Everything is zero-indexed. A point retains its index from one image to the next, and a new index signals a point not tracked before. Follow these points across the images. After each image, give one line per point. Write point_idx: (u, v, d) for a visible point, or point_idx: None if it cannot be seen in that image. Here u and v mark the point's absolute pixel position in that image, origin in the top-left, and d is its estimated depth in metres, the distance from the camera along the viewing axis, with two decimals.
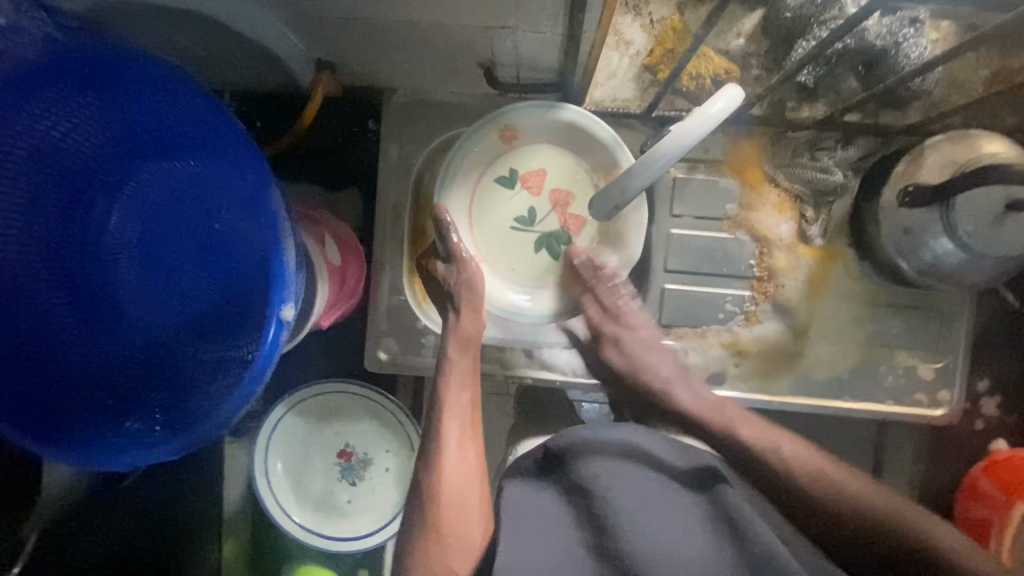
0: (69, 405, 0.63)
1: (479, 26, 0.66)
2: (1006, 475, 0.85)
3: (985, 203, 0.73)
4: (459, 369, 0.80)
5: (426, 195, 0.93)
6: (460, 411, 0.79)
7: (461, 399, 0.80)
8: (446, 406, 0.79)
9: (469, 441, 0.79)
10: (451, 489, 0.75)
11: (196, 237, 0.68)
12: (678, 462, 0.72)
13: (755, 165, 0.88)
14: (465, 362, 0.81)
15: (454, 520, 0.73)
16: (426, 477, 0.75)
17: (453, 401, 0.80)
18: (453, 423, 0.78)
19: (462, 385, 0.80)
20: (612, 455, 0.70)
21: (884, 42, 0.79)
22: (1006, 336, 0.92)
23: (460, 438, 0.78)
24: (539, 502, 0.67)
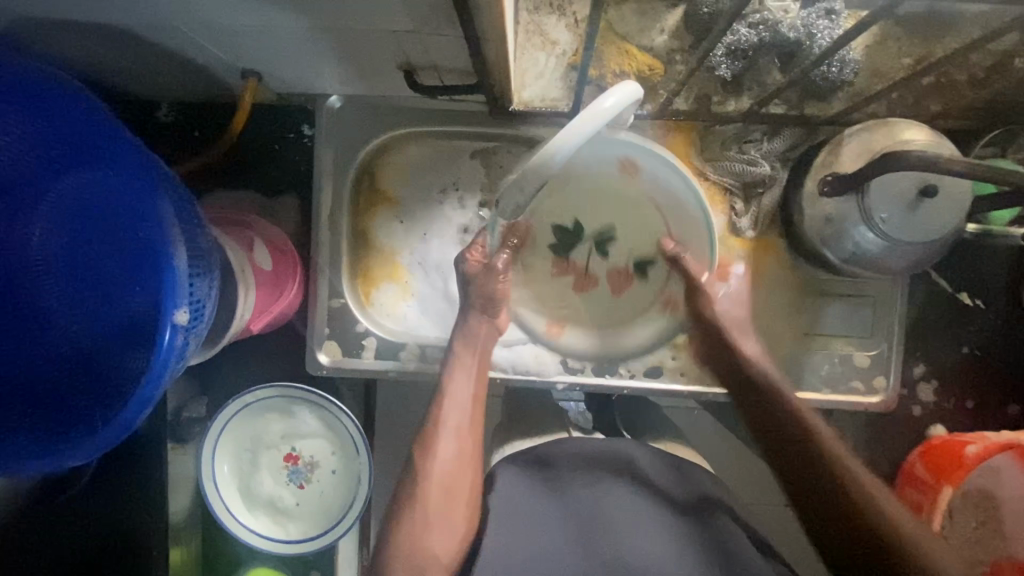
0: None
1: (382, 31, 0.66)
2: (937, 459, 0.85)
3: (899, 189, 0.73)
4: (465, 368, 0.80)
5: (364, 198, 0.93)
6: (459, 404, 0.77)
7: (461, 392, 0.78)
8: (448, 395, 0.77)
9: (469, 459, 0.74)
10: (442, 481, 0.71)
11: (107, 248, 0.66)
12: (671, 480, 0.77)
13: (684, 159, 0.91)
14: (471, 357, 0.81)
15: (441, 530, 0.68)
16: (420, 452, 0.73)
17: (456, 388, 0.78)
18: (453, 411, 0.76)
19: (465, 380, 0.79)
20: (606, 467, 0.76)
21: (797, 34, 0.79)
22: (941, 321, 0.92)
23: (458, 430, 0.75)
24: (522, 504, 0.72)
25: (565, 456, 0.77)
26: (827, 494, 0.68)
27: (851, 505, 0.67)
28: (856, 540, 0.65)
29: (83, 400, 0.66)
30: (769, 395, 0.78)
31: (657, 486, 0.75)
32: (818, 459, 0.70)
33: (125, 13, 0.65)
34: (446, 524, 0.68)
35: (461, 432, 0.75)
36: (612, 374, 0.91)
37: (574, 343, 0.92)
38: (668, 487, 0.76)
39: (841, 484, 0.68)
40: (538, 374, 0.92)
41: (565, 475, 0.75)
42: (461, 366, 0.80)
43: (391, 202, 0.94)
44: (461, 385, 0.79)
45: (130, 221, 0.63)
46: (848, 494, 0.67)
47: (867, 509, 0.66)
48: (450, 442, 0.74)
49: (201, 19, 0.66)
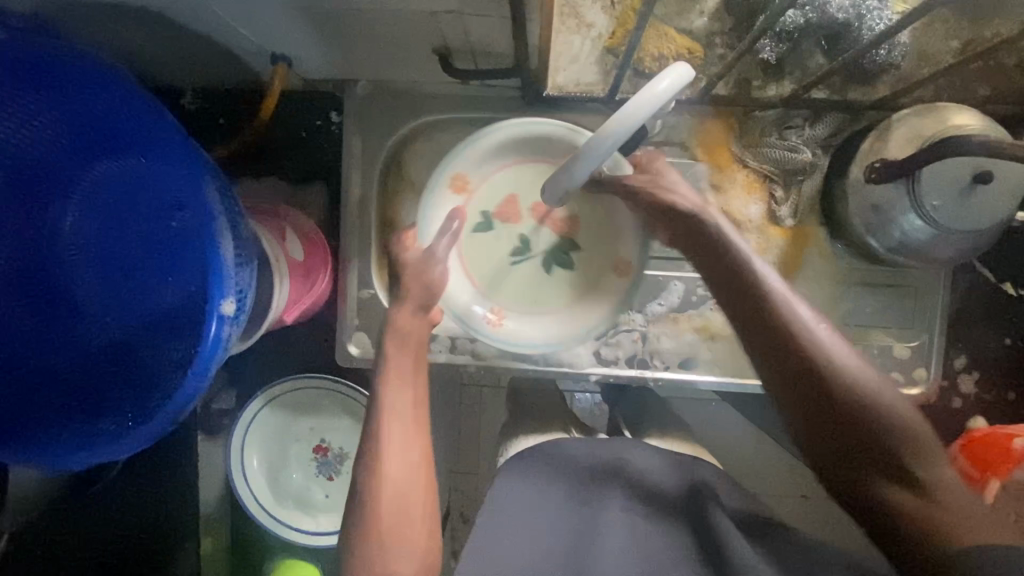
0: (34, 406, 0.63)
1: (423, 13, 0.65)
2: (982, 452, 0.83)
3: (952, 176, 0.71)
4: (404, 393, 0.68)
5: (393, 186, 0.91)
6: (397, 454, 0.65)
7: (399, 435, 0.66)
8: (389, 405, 0.67)
9: (422, 461, 0.66)
10: (393, 495, 0.63)
11: (148, 235, 0.66)
12: (666, 473, 0.73)
13: (723, 145, 0.88)
14: (407, 361, 0.70)
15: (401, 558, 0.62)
16: (366, 477, 0.64)
17: (396, 396, 0.67)
18: (396, 422, 0.66)
19: (403, 399, 0.67)
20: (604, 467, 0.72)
21: (846, 15, 0.76)
22: (982, 311, 0.90)
23: (393, 482, 0.64)
24: (529, 500, 0.70)
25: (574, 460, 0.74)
26: (813, 391, 0.60)
27: (832, 400, 0.60)
28: (855, 448, 0.60)
29: (122, 392, 0.65)
30: (773, 323, 0.61)
31: (647, 481, 0.71)
32: (806, 361, 0.60)
33: None
34: (408, 545, 0.62)
35: (416, 443, 0.66)
36: (646, 367, 0.89)
37: (607, 335, 0.90)
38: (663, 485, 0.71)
39: (831, 381, 0.60)
40: (571, 366, 0.91)
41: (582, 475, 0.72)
42: (392, 366, 0.69)
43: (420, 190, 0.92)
44: (403, 424, 0.67)
45: (173, 207, 0.62)
46: (836, 385, 0.60)
47: (853, 412, 0.59)
48: (393, 497, 0.63)
49: (239, 1, 0.64)
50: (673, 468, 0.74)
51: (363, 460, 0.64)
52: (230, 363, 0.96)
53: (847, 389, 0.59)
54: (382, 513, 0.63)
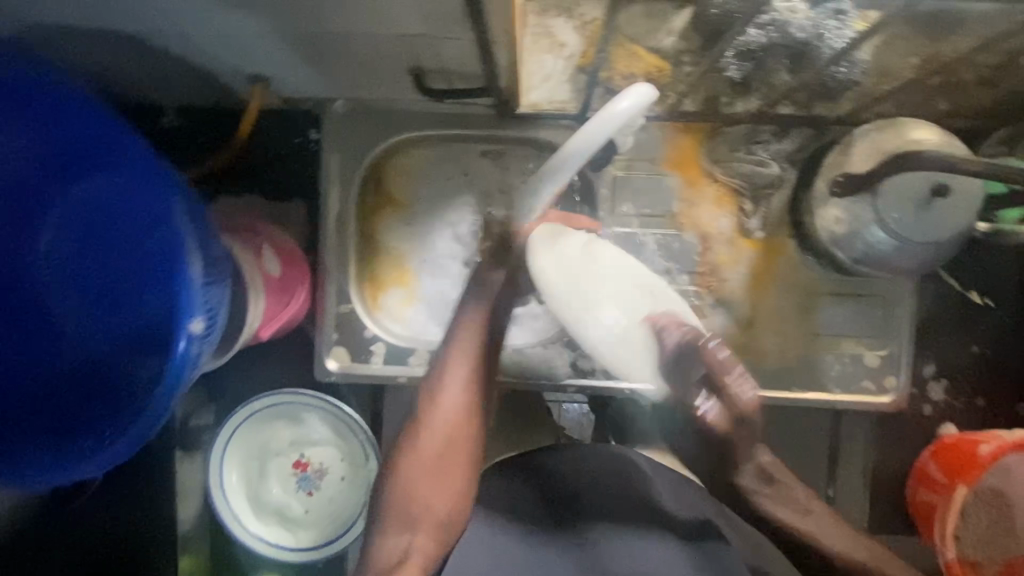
0: (6, 426, 0.64)
1: (394, 34, 0.66)
2: (952, 459, 0.84)
3: (912, 189, 0.73)
4: (461, 392, 0.77)
5: (372, 202, 0.93)
6: (445, 426, 0.76)
7: (452, 416, 0.76)
8: (452, 365, 0.77)
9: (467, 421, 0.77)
10: (442, 434, 0.76)
11: (121, 255, 0.66)
12: (673, 497, 0.79)
13: (694, 161, 0.89)
14: (471, 339, 0.76)
15: (431, 491, 0.74)
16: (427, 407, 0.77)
17: (460, 361, 0.77)
18: (459, 372, 0.77)
19: (462, 394, 0.77)
20: (614, 479, 0.79)
21: (806, 35, 0.79)
22: (950, 320, 0.92)
23: (441, 450, 0.75)
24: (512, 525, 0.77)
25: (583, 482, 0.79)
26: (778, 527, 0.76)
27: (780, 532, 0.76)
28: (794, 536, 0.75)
29: (95, 411, 0.65)
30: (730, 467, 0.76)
31: (665, 507, 0.77)
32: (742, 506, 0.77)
33: (135, 17, 0.65)
34: (440, 482, 0.75)
35: (469, 396, 0.77)
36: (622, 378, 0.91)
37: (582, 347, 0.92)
38: (675, 510, 0.77)
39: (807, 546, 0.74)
40: (549, 378, 0.92)
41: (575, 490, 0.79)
42: (458, 341, 0.77)
43: (398, 206, 0.93)
44: (462, 414, 0.77)
45: (143, 227, 0.63)
46: (783, 528, 0.75)
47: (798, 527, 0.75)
48: (438, 459, 0.75)
49: (214, 24, 0.66)
50: (680, 493, 0.79)
51: (426, 390, 0.77)
52: (209, 379, 0.96)
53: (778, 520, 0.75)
54: (427, 460, 0.75)
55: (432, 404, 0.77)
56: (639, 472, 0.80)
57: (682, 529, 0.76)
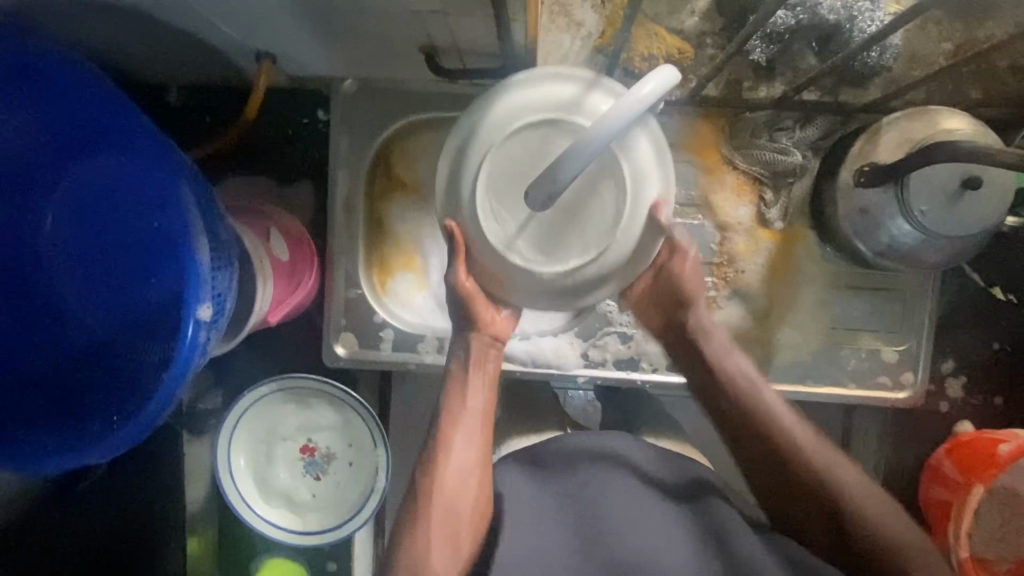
0: (16, 411, 0.63)
1: (407, 12, 0.64)
2: (967, 457, 0.83)
3: (940, 182, 0.71)
4: (463, 455, 0.71)
5: (381, 183, 0.91)
6: (447, 506, 0.68)
7: (462, 489, 0.69)
8: (461, 425, 0.72)
9: (483, 461, 0.72)
10: (446, 493, 0.69)
11: (123, 236, 0.63)
12: (663, 465, 0.74)
13: (712, 147, 0.86)
14: (480, 390, 0.74)
15: (443, 550, 0.66)
16: (426, 475, 0.70)
17: (467, 416, 0.73)
18: (463, 435, 0.72)
19: (461, 459, 0.70)
20: (603, 458, 0.73)
21: (837, 17, 0.78)
22: (971, 315, 0.90)
23: (445, 531, 0.67)
24: (529, 494, 0.71)
25: (562, 449, 0.74)
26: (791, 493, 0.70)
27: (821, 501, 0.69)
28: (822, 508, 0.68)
29: (104, 395, 0.64)
30: (702, 349, 0.76)
31: (650, 470, 0.73)
32: (773, 455, 0.71)
33: None
34: (451, 546, 0.67)
35: (483, 444, 0.72)
36: (634, 369, 0.89)
37: (594, 338, 0.90)
38: (662, 476, 0.72)
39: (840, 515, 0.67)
40: (558, 368, 0.91)
41: (571, 464, 0.72)
42: (456, 382, 0.74)
43: (408, 190, 0.91)
44: (466, 480, 0.69)
45: (150, 209, 0.61)
46: (797, 470, 0.70)
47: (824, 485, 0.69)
48: (440, 535, 0.67)
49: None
50: (668, 461, 0.75)
51: (427, 454, 0.71)
52: (215, 364, 0.95)
53: (817, 476, 0.69)
54: (430, 537, 0.67)
55: (439, 465, 0.70)
56: (619, 451, 0.74)
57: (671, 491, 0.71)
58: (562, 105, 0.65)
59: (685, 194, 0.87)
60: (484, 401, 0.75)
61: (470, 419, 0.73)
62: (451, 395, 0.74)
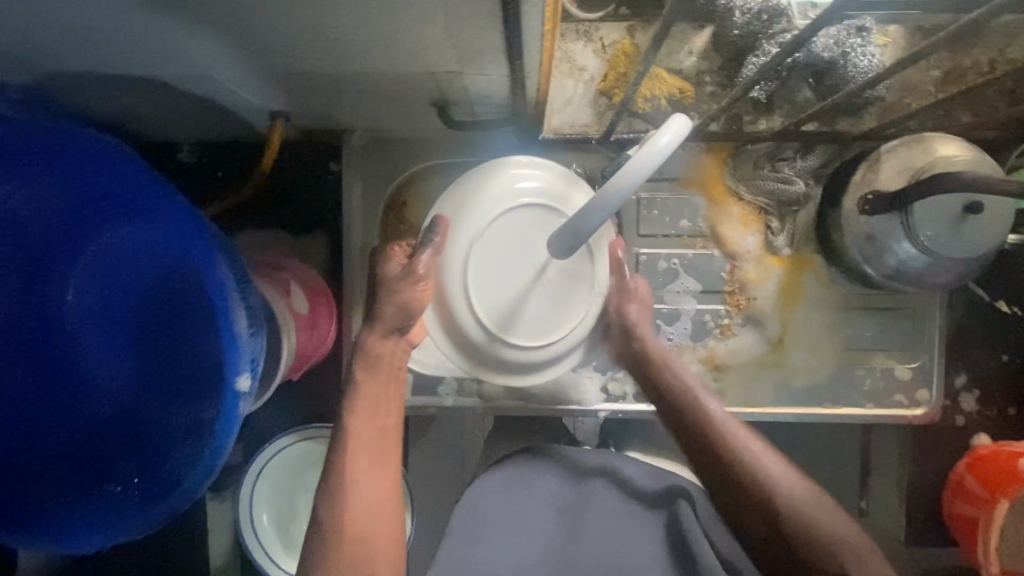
0: (29, 480, 0.61)
1: (424, 72, 0.66)
2: (989, 471, 0.84)
3: (943, 208, 0.73)
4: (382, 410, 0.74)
5: (394, 229, 0.92)
6: (356, 525, 0.69)
7: (364, 503, 0.69)
8: (358, 436, 0.72)
9: (387, 458, 0.73)
10: (355, 525, 0.69)
11: (154, 301, 0.66)
12: (644, 474, 0.81)
13: (717, 179, 0.89)
14: (378, 383, 0.74)
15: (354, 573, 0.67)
16: (330, 500, 0.69)
17: (366, 425, 0.73)
18: (361, 453, 0.71)
19: (370, 483, 0.70)
20: (584, 470, 0.80)
21: (832, 54, 0.80)
22: (978, 329, 0.92)
23: (356, 517, 0.69)
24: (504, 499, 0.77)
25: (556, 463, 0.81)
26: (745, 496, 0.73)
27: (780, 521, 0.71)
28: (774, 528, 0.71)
29: (132, 464, 0.64)
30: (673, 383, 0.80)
31: (632, 481, 0.80)
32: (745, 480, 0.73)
33: (166, 64, 0.65)
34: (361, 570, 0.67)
35: (386, 457, 0.73)
36: (654, 400, 0.90)
37: (613, 371, 0.91)
38: (645, 486, 0.79)
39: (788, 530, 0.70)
40: (578, 404, 0.91)
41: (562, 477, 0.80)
42: (365, 393, 0.74)
43: (420, 233, 0.92)
44: (372, 509, 0.70)
45: (186, 275, 0.63)
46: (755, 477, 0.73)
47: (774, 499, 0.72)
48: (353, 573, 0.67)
49: (243, 66, 0.66)
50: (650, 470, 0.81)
51: (326, 484, 0.70)
52: None
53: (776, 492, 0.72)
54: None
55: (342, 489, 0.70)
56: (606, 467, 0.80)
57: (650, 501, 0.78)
58: (549, 195, 0.76)
59: (692, 227, 0.89)
60: (392, 419, 0.75)
61: (372, 427, 0.73)
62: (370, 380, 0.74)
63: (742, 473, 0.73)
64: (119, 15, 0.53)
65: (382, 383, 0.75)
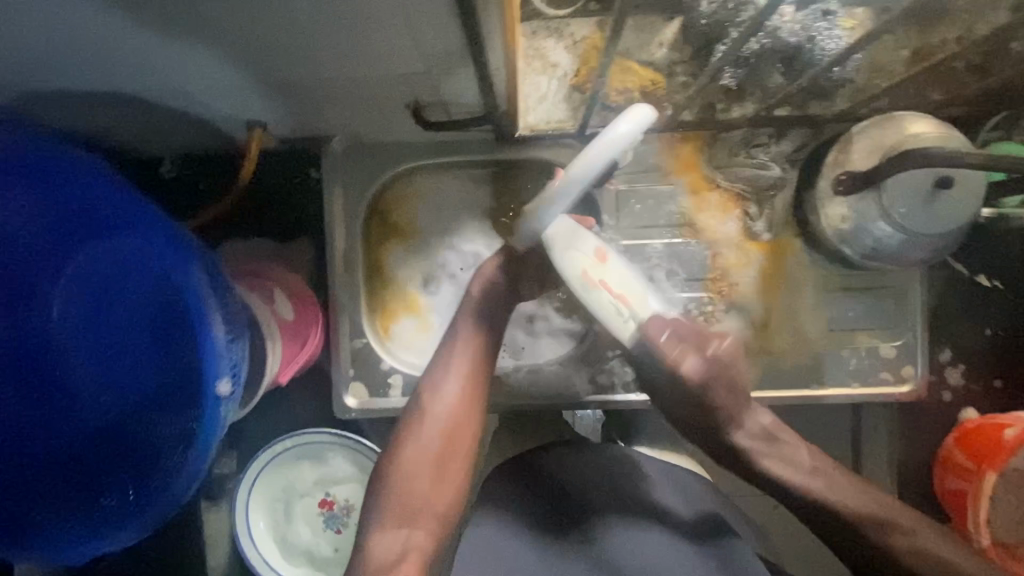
0: (26, 496, 0.63)
1: (392, 75, 0.66)
2: (976, 444, 0.85)
3: (914, 185, 0.74)
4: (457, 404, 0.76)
5: (380, 231, 0.93)
6: (436, 434, 0.74)
7: (441, 417, 0.75)
8: (455, 351, 0.78)
9: (469, 377, 0.77)
10: (436, 428, 0.75)
11: (135, 314, 0.64)
12: (677, 495, 0.76)
13: (694, 168, 0.90)
14: (467, 330, 0.78)
15: (419, 483, 0.72)
16: (421, 403, 0.76)
17: (461, 350, 0.78)
18: (453, 372, 0.77)
19: (450, 394, 0.76)
20: (626, 495, 0.74)
21: (797, 39, 0.79)
22: (960, 303, 0.93)
23: (426, 471, 0.73)
24: (504, 538, 0.71)
25: (582, 475, 0.75)
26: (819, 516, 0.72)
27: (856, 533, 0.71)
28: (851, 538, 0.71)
29: (121, 476, 0.65)
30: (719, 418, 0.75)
31: (668, 506, 0.74)
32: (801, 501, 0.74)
33: (135, 79, 0.65)
34: (429, 474, 0.73)
35: (472, 376, 0.77)
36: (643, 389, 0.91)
37: (601, 363, 0.91)
38: (680, 514, 0.74)
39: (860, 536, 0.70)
40: (568, 397, 0.92)
41: (585, 497, 0.74)
42: (456, 340, 0.78)
43: (405, 234, 0.94)
44: (449, 420, 0.75)
45: (163, 283, 0.62)
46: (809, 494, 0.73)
47: (840, 513, 0.71)
48: (422, 474, 0.73)
49: (213, 79, 0.67)
50: (678, 488, 0.76)
51: (423, 383, 0.78)
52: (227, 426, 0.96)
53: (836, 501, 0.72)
54: (409, 483, 0.72)
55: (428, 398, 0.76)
56: (643, 491, 0.75)
57: (686, 526, 0.73)
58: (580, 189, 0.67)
59: (671, 216, 0.90)
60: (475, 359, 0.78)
61: (457, 354, 0.78)
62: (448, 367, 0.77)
63: (790, 490, 0.74)
64: (84, 30, 0.54)
65: (470, 332, 0.78)
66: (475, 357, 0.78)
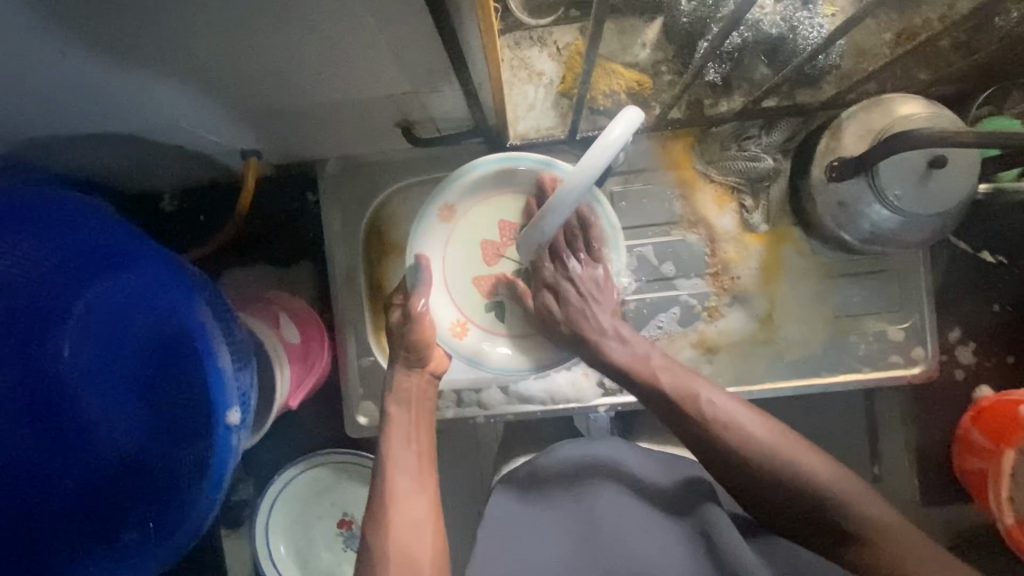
0: (49, 532, 0.64)
1: (380, 96, 0.68)
2: (993, 422, 0.84)
3: (908, 167, 0.74)
4: (413, 516, 0.66)
5: (377, 250, 0.92)
6: (402, 556, 0.63)
7: (404, 533, 0.64)
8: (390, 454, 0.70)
9: (425, 476, 0.69)
10: (399, 547, 0.63)
11: (144, 351, 0.65)
12: (657, 471, 0.74)
13: (686, 164, 0.90)
14: (402, 414, 0.73)
15: None
16: (373, 533, 0.65)
17: (399, 449, 0.70)
18: (399, 475, 0.68)
19: (411, 509, 0.66)
20: (600, 468, 0.73)
21: (780, 29, 0.81)
22: (966, 280, 0.93)
23: None
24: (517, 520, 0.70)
25: (562, 463, 0.74)
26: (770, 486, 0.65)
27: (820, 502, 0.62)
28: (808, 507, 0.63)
29: (140, 510, 0.66)
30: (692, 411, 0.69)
31: (648, 477, 0.73)
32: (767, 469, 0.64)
33: (131, 120, 0.67)
34: None
35: (423, 469, 0.70)
36: None
37: None
38: (658, 482, 0.73)
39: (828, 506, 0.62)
40: (578, 401, 0.92)
41: (568, 480, 0.73)
42: (394, 427, 0.72)
43: (403, 250, 0.93)
44: (416, 533, 0.65)
45: (166, 320, 0.64)
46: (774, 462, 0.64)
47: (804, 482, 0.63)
48: None
49: (204, 113, 0.68)
50: (667, 468, 0.75)
51: (370, 511, 0.66)
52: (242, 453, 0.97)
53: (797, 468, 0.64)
54: None
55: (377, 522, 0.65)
56: (625, 465, 0.73)
57: (665, 493, 0.72)
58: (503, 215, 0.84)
59: (672, 213, 0.90)
60: (427, 443, 0.73)
61: (403, 455, 0.70)
62: (387, 473, 0.68)
63: (745, 462, 0.65)
64: (76, 77, 0.56)
65: (411, 416, 0.74)
66: (421, 459, 0.71)
